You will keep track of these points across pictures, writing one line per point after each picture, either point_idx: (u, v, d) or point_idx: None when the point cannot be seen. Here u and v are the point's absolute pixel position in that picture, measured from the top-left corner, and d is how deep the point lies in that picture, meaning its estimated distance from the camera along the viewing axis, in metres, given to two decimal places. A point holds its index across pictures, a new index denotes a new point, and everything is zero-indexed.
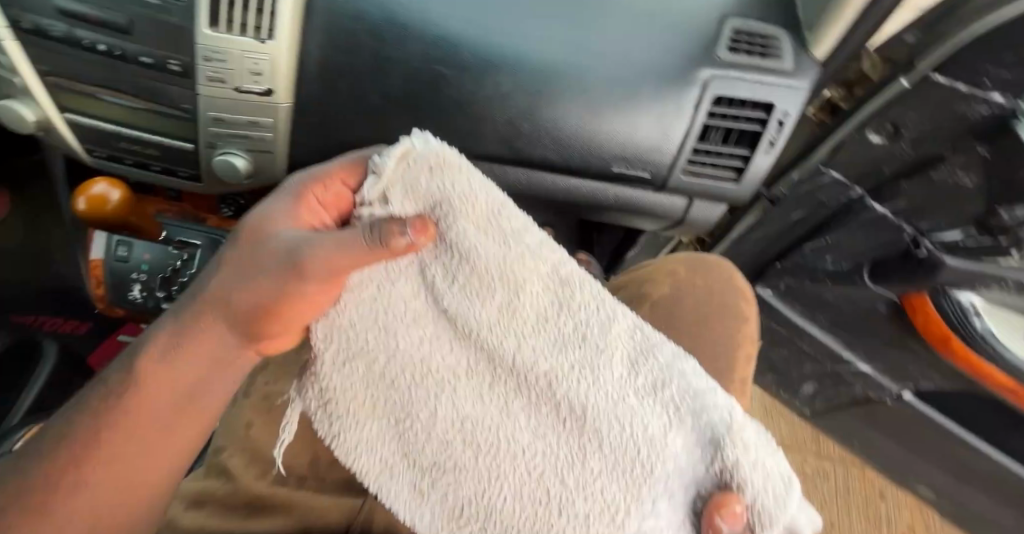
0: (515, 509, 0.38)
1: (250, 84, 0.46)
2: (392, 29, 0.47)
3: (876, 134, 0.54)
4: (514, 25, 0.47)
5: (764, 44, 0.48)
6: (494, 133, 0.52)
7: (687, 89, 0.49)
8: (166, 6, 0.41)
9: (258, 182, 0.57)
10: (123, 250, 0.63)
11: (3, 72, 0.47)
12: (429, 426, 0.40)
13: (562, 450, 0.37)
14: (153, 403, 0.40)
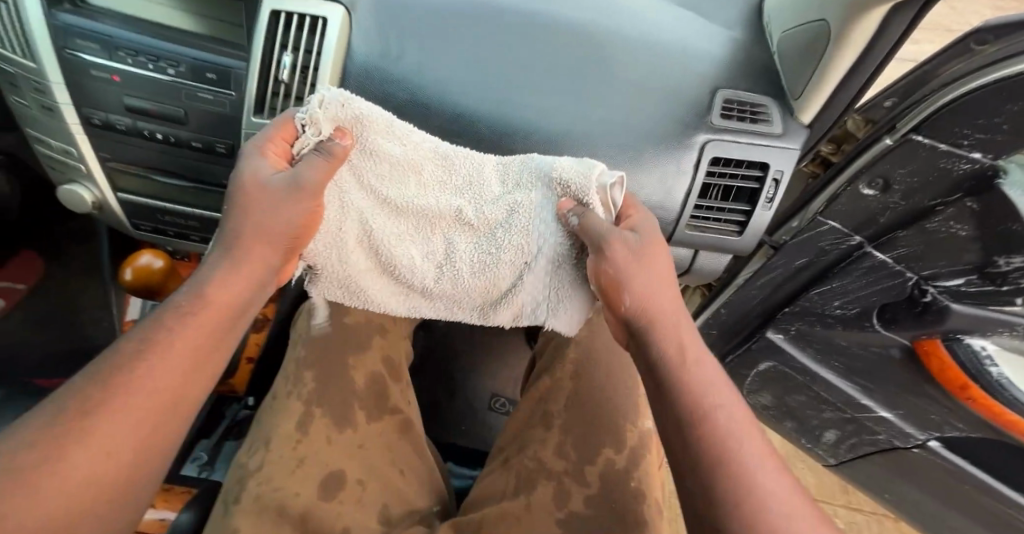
0: (486, 300, 0.55)
1: None
2: (414, 109, 0.52)
3: (868, 188, 0.57)
4: (524, 101, 0.52)
5: (754, 111, 0.53)
6: None
7: (686, 150, 0.53)
8: (218, 99, 0.47)
9: None
10: None
11: (71, 160, 0.52)
12: (417, 264, 0.53)
13: (484, 244, 0.52)
14: (207, 330, 0.40)
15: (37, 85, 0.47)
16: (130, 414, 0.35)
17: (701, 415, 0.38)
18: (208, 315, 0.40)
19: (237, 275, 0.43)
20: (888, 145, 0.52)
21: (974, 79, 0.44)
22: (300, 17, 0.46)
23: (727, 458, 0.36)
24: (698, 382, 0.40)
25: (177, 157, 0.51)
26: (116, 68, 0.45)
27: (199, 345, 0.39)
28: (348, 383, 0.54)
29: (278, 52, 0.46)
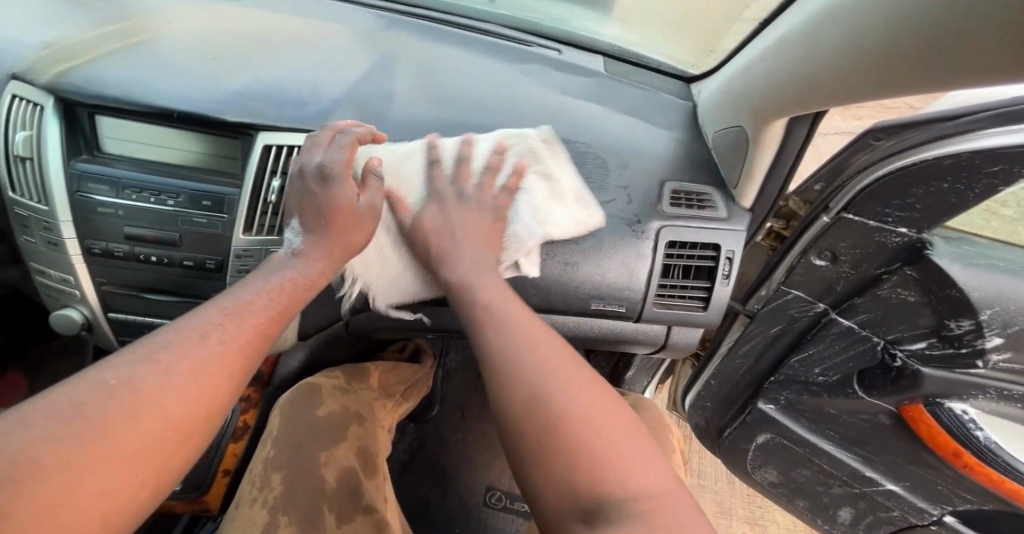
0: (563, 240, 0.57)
1: None
2: None
3: (818, 259, 0.61)
4: None
5: (700, 199, 0.58)
6: None
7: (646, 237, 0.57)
8: (210, 222, 0.52)
9: (270, 351, 0.63)
10: None
11: (67, 285, 0.56)
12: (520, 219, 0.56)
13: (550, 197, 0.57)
14: (157, 405, 0.33)
15: (46, 225, 0.52)
16: (94, 472, 0.29)
17: (568, 403, 0.39)
18: (197, 377, 0.35)
19: (217, 342, 0.38)
20: (826, 222, 0.57)
21: (880, 167, 0.50)
22: (287, 149, 0.52)
23: (558, 441, 0.38)
24: (528, 370, 0.42)
25: (169, 276, 0.55)
26: (120, 203, 0.51)
27: (180, 411, 0.34)
28: (323, 483, 0.54)
29: (266, 179, 0.51)
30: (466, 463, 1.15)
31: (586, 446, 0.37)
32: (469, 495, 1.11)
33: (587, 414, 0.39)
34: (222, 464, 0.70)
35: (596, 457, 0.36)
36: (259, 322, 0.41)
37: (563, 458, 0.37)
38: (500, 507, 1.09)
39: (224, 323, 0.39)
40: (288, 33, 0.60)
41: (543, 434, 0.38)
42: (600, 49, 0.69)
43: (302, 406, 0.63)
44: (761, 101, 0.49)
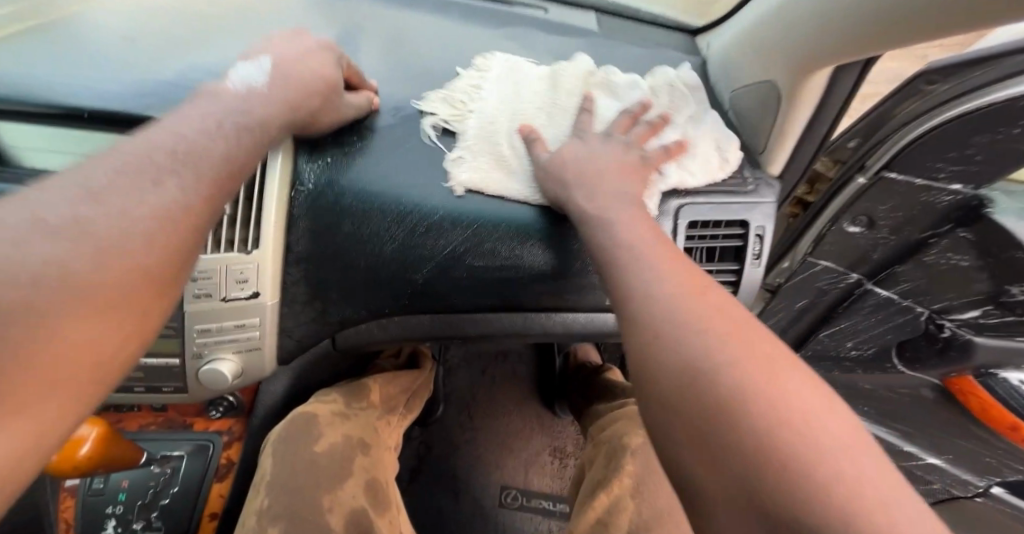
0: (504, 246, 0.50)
1: (236, 292, 0.47)
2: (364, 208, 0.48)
3: (852, 225, 0.55)
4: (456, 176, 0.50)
5: (722, 168, 0.50)
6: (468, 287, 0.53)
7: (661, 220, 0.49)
8: None
9: (247, 382, 0.55)
10: (99, 482, 0.60)
11: None
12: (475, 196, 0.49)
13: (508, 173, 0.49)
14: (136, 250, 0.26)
15: None
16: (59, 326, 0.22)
17: (720, 366, 0.27)
18: (164, 221, 0.28)
19: (176, 189, 0.29)
20: (863, 184, 0.50)
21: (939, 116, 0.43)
22: None
23: (716, 427, 0.25)
24: (657, 334, 0.30)
25: None
26: None
27: (146, 265, 0.26)
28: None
29: None
30: (475, 464, 1.08)
31: (738, 403, 0.25)
32: (485, 496, 1.05)
33: (740, 381, 0.26)
34: (207, 508, 0.63)
35: (770, 437, 0.24)
36: (222, 177, 0.32)
37: (721, 421, 0.25)
38: (518, 505, 1.05)
39: (176, 168, 0.30)
40: (231, 8, 0.51)
41: (709, 410, 0.26)
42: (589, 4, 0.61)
43: (295, 437, 0.55)
44: (791, 49, 0.42)
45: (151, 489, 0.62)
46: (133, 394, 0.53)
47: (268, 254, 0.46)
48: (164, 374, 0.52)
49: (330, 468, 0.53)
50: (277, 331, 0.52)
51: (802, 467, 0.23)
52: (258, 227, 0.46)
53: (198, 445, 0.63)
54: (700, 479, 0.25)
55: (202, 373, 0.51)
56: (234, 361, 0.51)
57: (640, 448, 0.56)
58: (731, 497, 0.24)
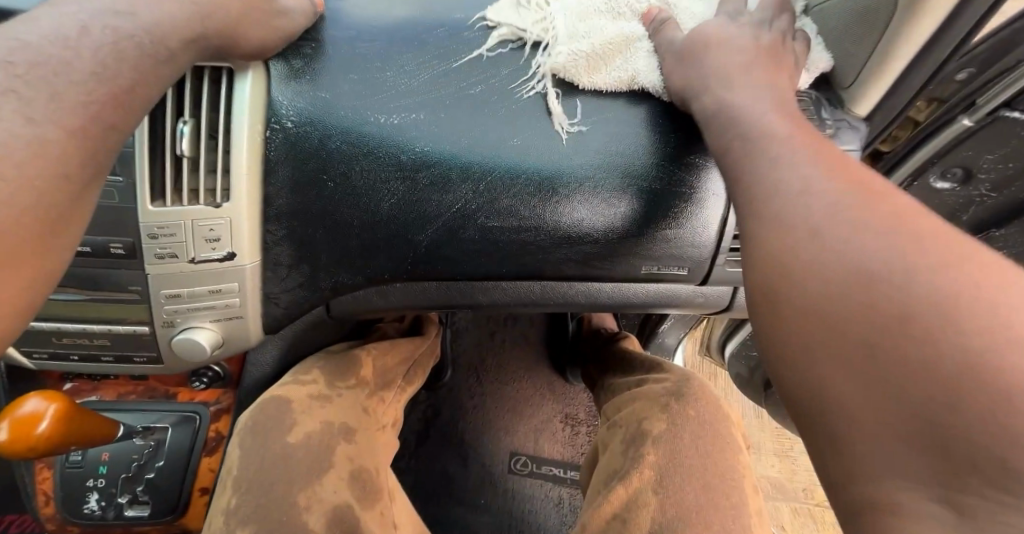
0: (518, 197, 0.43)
1: (207, 252, 0.39)
2: (359, 152, 0.41)
3: (942, 181, 0.48)
4: (456, 113, 0.42)
5: (790, 110, 0.42)
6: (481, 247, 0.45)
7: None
8: (103, 190, 0.36)
9: (229, 353, 0.48)
10: (77, 455, 0.53)
11: None
12: (480, 138, 0.42)
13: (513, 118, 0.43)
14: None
15: None
16: None
17: (942, 273, 0.21)
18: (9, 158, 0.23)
19: (19, 113, 0.25)
20: (970, 125, 0.42)
21: None
22: (195, 74, 0.36)
23: (901, 352, 0.20)
24: (813, 229, 0.25)
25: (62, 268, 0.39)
26: None
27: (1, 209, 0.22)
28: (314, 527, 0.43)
29: (172, 120, 0.36)
30: (483, 431, 1.03)
31: (931, 324, 0.19)
32: (492, 460, 1.01)
33: (937, 296, 0.20)
34: (197, 482, 0.56)
35: (963, 401, 0.18)
36: (97, 99, 0.28)
37: (903, 352, 0.20)
38: (526, 472, 1.00)
39: (22, 85, 0.26)
40: None
41: (878, 327, 0.20)
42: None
43: (263, 430, 0.49)
44: None
45: (134, 462, 0.55)
46: (99, 363, 0.45)
47: (243, 207, 0.39)
48: (129, 345, 0.44)
49: (310, 461, 0.48)
50: (259, 298, 0.45)
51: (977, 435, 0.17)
52: (228, 174, 0.38)
53: (182, 417, 0.56)
54: (846, 413, 0.21)
55: (176, 344, 0.43)
56: (212, 331, 0.44)
57: (664, 434, 0.46)
58: (903, 434, 0.19)
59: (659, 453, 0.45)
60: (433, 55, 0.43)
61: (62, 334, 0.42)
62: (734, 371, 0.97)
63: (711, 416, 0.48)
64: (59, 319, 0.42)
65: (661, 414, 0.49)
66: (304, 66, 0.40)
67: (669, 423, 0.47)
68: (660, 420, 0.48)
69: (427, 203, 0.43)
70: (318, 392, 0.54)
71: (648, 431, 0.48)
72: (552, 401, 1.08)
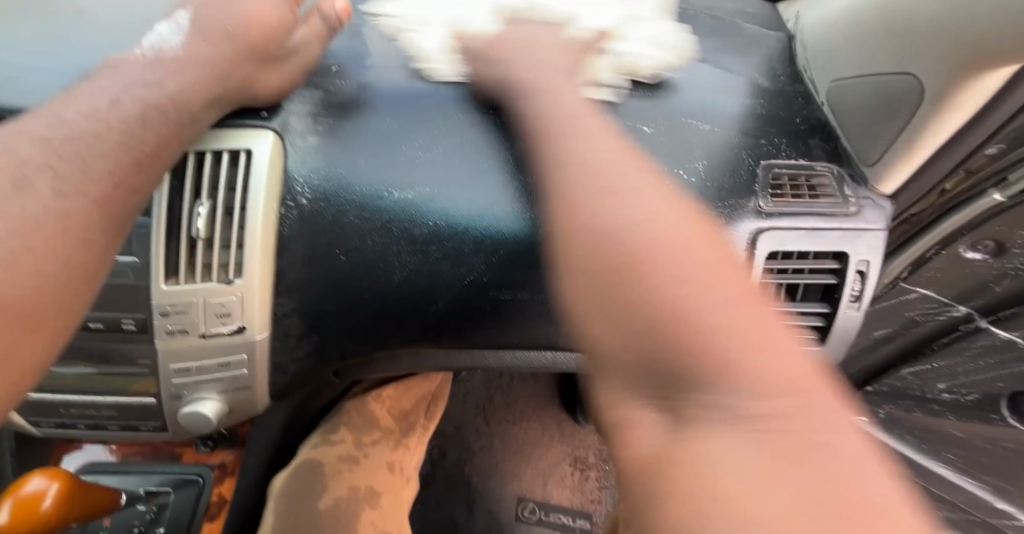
0: (517, 254, 0.42)
1: (218, 326, 0.39)
2: (369, 224, 0.41)
3: (972, 251, 0.49)
4: (454, 170, 0.42)
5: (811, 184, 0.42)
6: (487, 312, 0.44)
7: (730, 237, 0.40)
8: (120, 268, 0.36)
9: (235, 421, 0.47)
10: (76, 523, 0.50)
11: None
12: (486, 192, 0.41)
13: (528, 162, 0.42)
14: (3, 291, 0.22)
15: None
16: None
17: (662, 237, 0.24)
18: (35, 259, 0.23)
19: (45, 209, 0.25)
20: (1000, 201, 0.43)
21: None
22: (215, 155, 0.36)
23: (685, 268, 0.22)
24: (585, 201, 0.27)
25: (77, 344, 0.38)
26: None
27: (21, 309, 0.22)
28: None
29: (190, 201, 0.36)
30: (491, 477, 1.00)
31: (686, 279, 0.21)
32: (499, 509, 0.97)
33: (665, 246, 0.23)
34: None
35: (700, 346, 0.19)
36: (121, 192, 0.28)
37: (643, 284, 0.22)
38: (534, 520, 0.96)
39: (51, 180, 0.26)
40: None
41: (650, 249, 0.23)
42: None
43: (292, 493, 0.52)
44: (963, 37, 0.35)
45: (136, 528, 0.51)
46: (106, 432, 0.44)
47: (256, 283, 0.38)
48: (137, 415, 0.43)
49: None
50: (268, 368, 0.44)
51: (718, 362, 0.19)
52: (242, 251, 0.37)
53: (185, 479, 0.53)
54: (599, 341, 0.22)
55: (183, 416, 0.43)
56: (219, 402, 0.43)
57: None
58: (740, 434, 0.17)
59: None
60: (450, 108, 0.43)
61: (71, 405, 0.41)
62: None
63: None
64: (69, 391, 0.41)
65: None
66: (322, 141, 0.40)
67: None
68: None
69: (410, 261, 0.42)
70: (346, 453, 0.57)
71: None
72: (564, 446, 1.05)
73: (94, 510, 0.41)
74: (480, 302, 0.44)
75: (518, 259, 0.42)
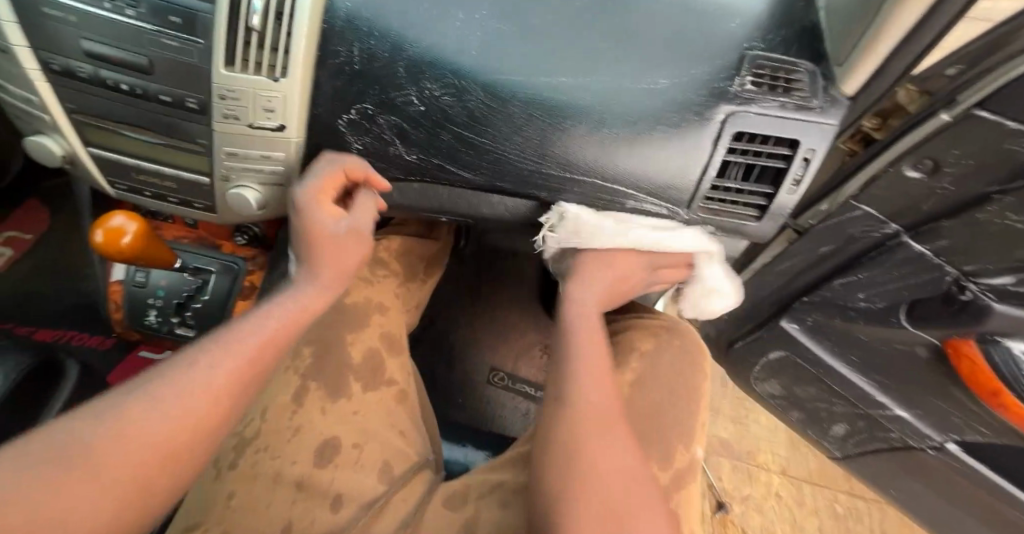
0: (499, 112, 0.48)
1: (263, 120, 0.46)
2: (384, 44, 0.46)
3: (913, 170, 0.51)
4: (433, 21, 0.46)
5: (788, 79, 0.46)
6: (482, 161, 0.51)
7: (707, 126, 0.47)
8: (185, 47, 0.41)
9: (268, 216, 0.56)
10: (141, 276, 0.62)
11: (32, 110, 0.47)
12: (466, 35, 0.46)
13: (497, 18, 0.46)
14: (204, 405, 0.32)
15: None
16: (135, 450, 0.28)
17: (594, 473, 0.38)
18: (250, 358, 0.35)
19: (237, 348, 0.35)
20: (945, 121, 0.46)
21: None
22: None
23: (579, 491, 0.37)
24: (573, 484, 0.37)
25: (146, 111, 0.46)
26: (71, 5, 0.39)
27: (213, 414, 0.32)
28: (346, 358, 0.54)
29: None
30: (472, 342, 1.06)
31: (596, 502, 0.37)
32: (470, 371, 1.04)
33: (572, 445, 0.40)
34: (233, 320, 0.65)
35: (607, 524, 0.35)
36: (265, 342, 0.37)
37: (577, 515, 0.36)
38: (501, 386, 1.03)
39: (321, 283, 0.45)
40: None
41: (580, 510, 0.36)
42: (549, 155, 0.50)
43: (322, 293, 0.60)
44: None
45: (186, 293, 0.63)
46: (165, 203, 0.55)
47: (297, 84, 0.44)
48: (195, 191, 0.53)
49: (345, 320, 0.57)
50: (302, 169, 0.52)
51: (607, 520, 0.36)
52: (288, 54, 0.42)
53: (225, 266, 0.63)
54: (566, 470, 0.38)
55: (230, 196, 0.51)
56: (257, 191, 0.51)
57: (648, 352, 0.59)
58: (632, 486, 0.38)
59: (641, 360, 0.58)
60: None
61: (140, 171, 0.52)
62: (703, 332, 0.94)
63: (688, 351, 0.61)
64: (139, 158, 0.50)
65: (650, 337, 0.61)
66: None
67: (654, 345, 0.60)
68: (648, 341, 0.61)
69: (445, 98, 0.48)
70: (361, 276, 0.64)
71: (635, 347, 0.60)
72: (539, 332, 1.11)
73: (159, 258, 0.55)
74: (468, 152, 0.51)
75: (492, 113, 0.48)
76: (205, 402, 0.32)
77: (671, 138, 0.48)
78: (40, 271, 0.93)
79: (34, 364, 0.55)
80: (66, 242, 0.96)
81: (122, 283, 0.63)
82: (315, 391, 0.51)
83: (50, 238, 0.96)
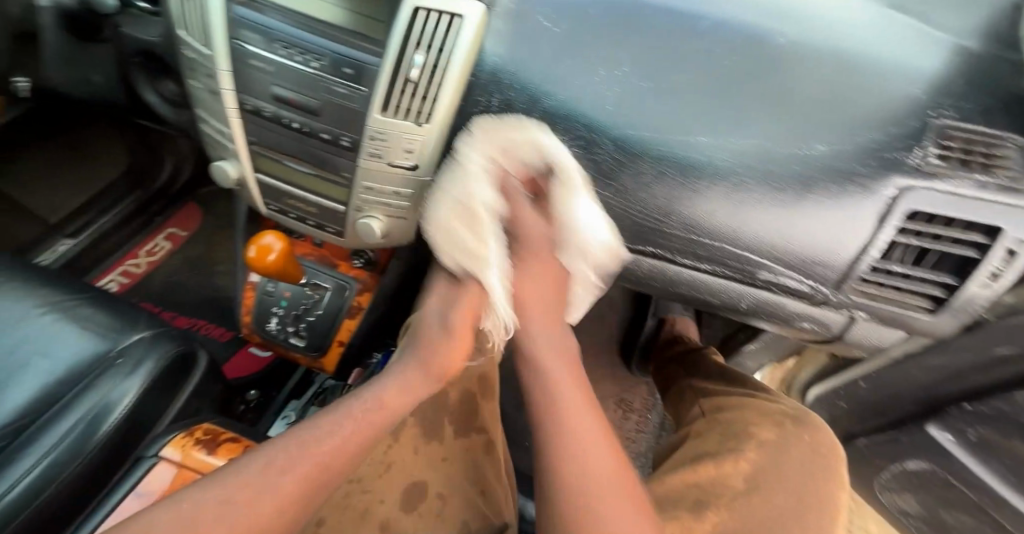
0: (634, 169, 0.47)
1: (402, 159, 0.48)
2: (525, 98, 0.45)
3: None
4: (570, 76, 0.43)
5: (987, 153, 0.38)
6: (613, 217, 0.51)
7: (871, 199, 0.42)
8: (351, 94, 0.44)
9: (389, 244, 0.59)
10: (271, 285, 0.68)
11: (222, 138, 0.54)
12: (601, 92, 0.43)
13: (634, 75, 0.42)
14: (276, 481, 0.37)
15: (208, 71, 0.47)
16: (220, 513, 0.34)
17: None
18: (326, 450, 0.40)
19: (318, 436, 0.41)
20: None
21: None
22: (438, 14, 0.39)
23: None
24: None
25: (308, 146, 0.50)
26: (271, 57, 0.44)
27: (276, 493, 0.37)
28: (443, 395, 0.55)
29: (409, 50, 0.40)
30: None
31: None
32: None
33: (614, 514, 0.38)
34: (338, 337, 0.69)
35: None
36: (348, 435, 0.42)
37: None
38: None
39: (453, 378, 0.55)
40: None
41: None
42: (681, 216, 0.49)
43: None
44: None
45: (303, 304, 0.68)
46: (305, 224, 0.60)
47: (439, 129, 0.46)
48: (329, 216, 0.57)
49: None
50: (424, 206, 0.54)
51: None
52: (437, 103, 0.44)
53: (339, 285, 0.67)
54: None
55: (360, 225, 0.55)
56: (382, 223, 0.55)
57: (770, 442, 0.54)
58: None
59: (761, 451, 0.53)
60: None
61: (290, 196, 0.57)
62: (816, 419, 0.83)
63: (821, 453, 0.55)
64: (293, 185, 0.56)
65: (771, 425, 0.57)
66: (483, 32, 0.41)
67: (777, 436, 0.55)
68: (771, 431, 0.56)
69: (573, 150, 0.48)
70: None
71: (752, 433, 0.56)
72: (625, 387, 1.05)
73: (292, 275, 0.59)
74: (598, 207, 0.50)
75: (626, 168, 0.47)
76: (276, 480, 0.37)
77: (826, 207, 0.44)
78: (184, 266, 1.07)
79: (176, 353, 0.61)
80: (208, 243, 1.09)
81: (257, 288, 0.69)
82: (411, 425, 0.52)
83: (195, 238, 1.10)
